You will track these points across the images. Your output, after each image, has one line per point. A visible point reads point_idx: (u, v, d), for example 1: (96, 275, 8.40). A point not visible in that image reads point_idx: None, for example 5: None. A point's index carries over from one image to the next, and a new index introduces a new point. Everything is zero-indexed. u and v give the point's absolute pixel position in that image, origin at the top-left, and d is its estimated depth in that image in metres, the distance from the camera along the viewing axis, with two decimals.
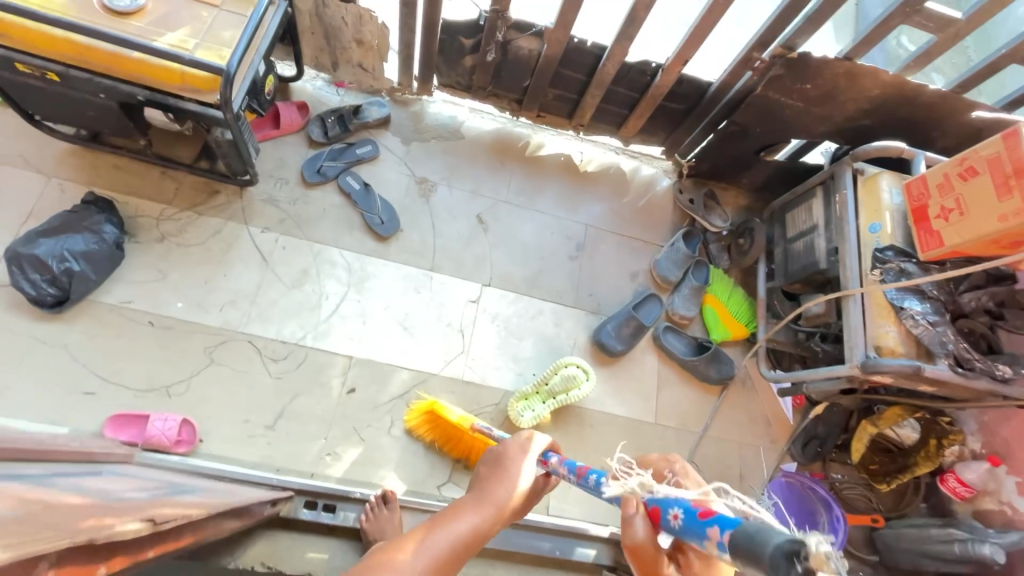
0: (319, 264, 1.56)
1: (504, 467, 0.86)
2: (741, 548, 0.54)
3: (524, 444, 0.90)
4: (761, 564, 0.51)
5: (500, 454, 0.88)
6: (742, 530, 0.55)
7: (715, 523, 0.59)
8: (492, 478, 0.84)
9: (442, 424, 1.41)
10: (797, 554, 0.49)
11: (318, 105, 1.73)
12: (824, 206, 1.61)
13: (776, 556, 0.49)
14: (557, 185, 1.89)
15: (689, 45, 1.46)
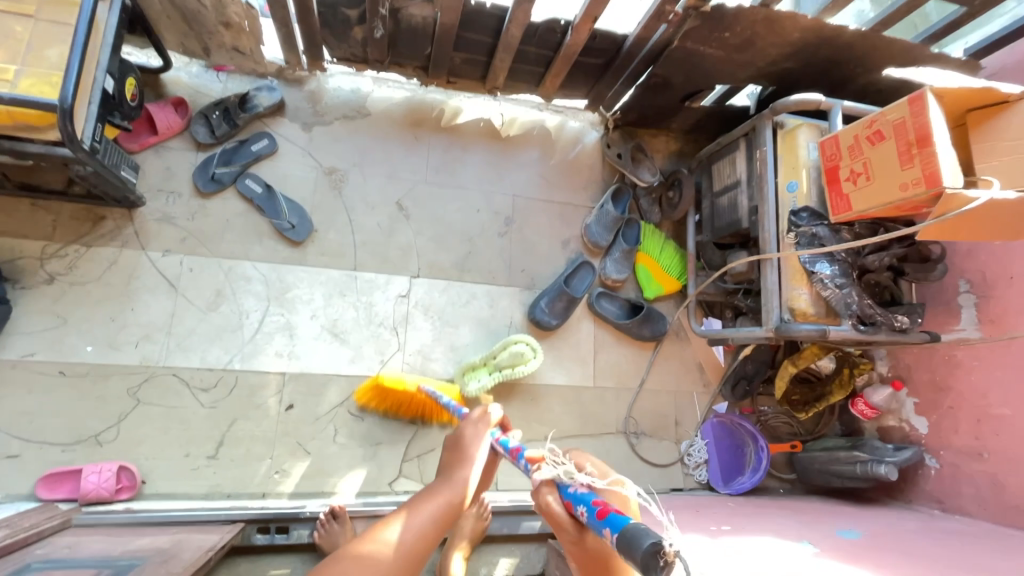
0: (232, 281, 1.50)
1: (465, 446, 0.91)
2: (623, 546, 0.58)
3: (477, 420, 0.95)
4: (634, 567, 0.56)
5: (456, 435, 0.92)
6: (626, 529, 0.59)
7: (609, 525, 0.63)
8: (457, 460, 0.89)
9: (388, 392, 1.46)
10: (656, 551, 0.54)
11: (199, 98, 1.56)
12: (746, 160, 1.58)
13: (641, 553, 0.55)
14: (478, 155, 1.78)
15: (596, 3, 1.32)
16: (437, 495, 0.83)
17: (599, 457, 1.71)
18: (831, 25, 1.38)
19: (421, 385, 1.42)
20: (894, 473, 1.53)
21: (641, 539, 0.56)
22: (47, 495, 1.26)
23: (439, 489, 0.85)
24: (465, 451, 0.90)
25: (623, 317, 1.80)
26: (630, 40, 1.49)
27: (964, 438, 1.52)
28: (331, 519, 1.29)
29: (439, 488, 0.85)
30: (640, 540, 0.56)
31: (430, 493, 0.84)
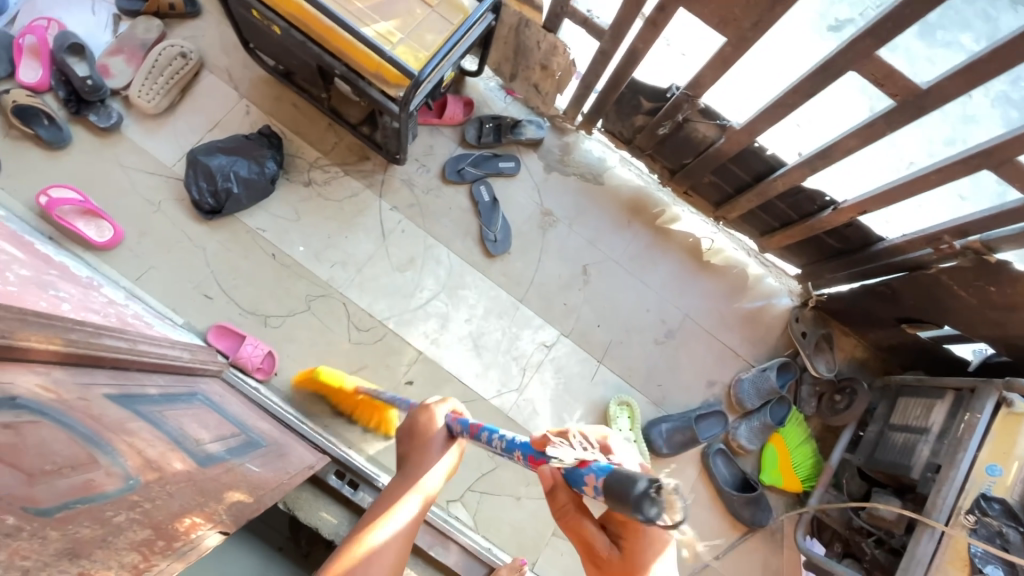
0: (426, 257, 1.66)
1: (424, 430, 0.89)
2: (613, 488, 0.60)
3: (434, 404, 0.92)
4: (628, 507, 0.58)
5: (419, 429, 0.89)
6: (612, 472, 0.62)
7: (592, 471, 0.66)
8: (414, 447, 0.88)
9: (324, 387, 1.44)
10: (649, 493, 0.57)
11: (482, 107, 1.80)
12: (946, 414, 1.44)
13: (632, 494, 0.57)
14: (673, 264, 1.82)
15: (875, 200, 1.32)
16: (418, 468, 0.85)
17: None
18: None
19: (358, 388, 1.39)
20: None
21: (630, 483, 0.58)
22: (213, 340, 1.46)
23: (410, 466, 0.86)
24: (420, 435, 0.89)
25: (729, 485, 1.69)
26: (884, 244, 1.46)
27: None
28: None
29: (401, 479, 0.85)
30: (629, 481, 0.59)
31: (399, 480, 0.85)
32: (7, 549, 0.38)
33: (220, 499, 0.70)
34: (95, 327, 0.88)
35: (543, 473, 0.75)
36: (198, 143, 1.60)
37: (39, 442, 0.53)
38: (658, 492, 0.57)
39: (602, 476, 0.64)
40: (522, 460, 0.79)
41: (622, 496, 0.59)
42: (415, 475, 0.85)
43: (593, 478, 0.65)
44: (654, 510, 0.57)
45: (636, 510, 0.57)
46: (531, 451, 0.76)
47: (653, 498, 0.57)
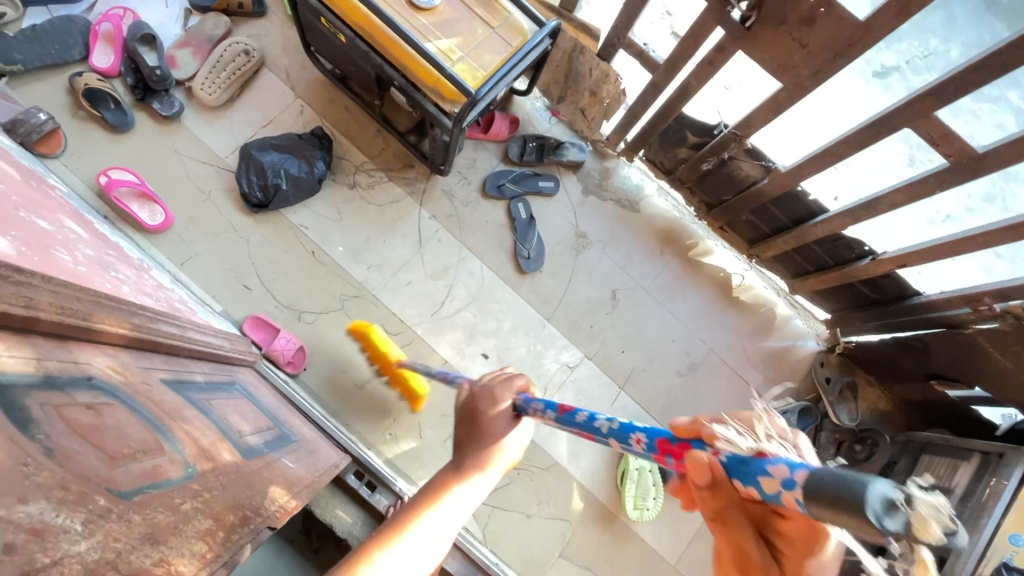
0: (459, 267, 1.69)
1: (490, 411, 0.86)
2: (818, 490, 0.42)
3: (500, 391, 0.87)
4: (842, 508, 0.40)
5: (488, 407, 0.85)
6: (817, 472, 0.43)
7: (783, 463, 0.47)
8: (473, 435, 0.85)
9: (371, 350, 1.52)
10: (893, 503, 0.38)
11: (527, 126, 1.84)
12: (971, 476, 1.42)
13: (869, 496, 0.38)
14: (701, 297, 1.82)
15: (915, 256, 1.32)
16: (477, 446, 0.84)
17: None
18: None
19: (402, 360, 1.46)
20: None
21: (859, 480, 0.39)
22: (247, 328, 1.49)
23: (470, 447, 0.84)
24: (483, 418, 0.85)
25: None
26: (921, 298, 1.46)
27: None
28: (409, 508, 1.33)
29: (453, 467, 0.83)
30: (859, 479, 0.39)
31: (451, 468, 0.83)
32: (101, 531, 0.42)
33: (264, 493, 0.72)
34: (152, 312, 0.91)
35: (693, 464, 0.54)
36: (252, 138, 1.65)
37: (115, 426, 0.55)
38: (915, 501, 0.38)
39: (797, 476, 0.45)
40: (641, 445, 0.65)
41: (839, 498, 0.40)
42: (470, 466, 0.82)
43: (783, 476, 0.46)
44: (890, 522, 0.38)
45: (874, 523, 0.38)
46: (667, 438, 0.61)
47: (896, 507, 0.38)
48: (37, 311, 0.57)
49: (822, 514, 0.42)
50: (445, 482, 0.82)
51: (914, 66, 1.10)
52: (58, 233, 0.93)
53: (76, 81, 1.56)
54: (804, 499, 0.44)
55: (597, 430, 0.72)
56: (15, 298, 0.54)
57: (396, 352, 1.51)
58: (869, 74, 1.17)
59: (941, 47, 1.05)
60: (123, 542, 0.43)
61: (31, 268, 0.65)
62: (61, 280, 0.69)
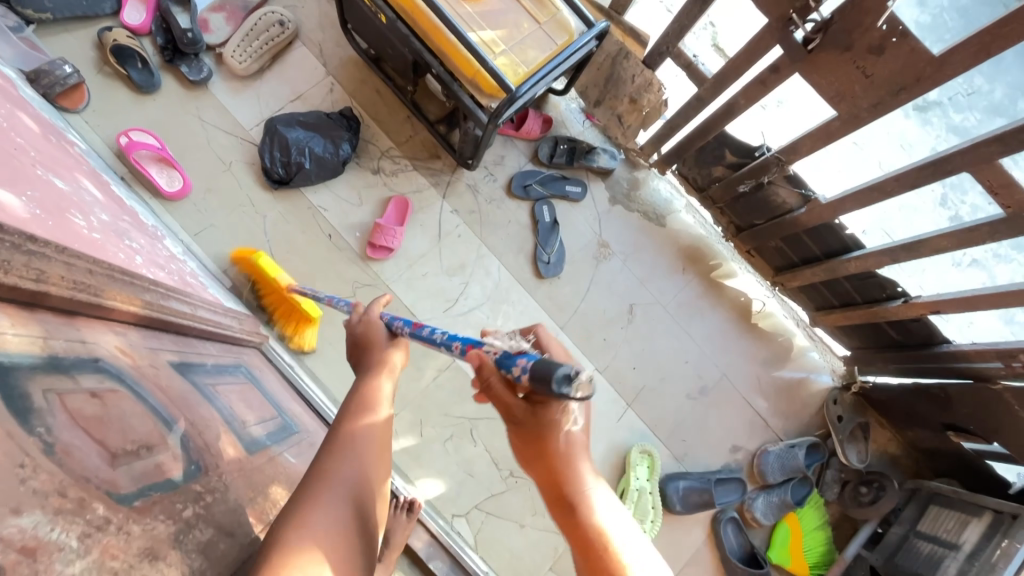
0: (476, 265, 1.65)
1: (369, 338, 0.80)
2: (535, 370, 0.57)
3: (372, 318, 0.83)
4: (543, 380, 0.55)
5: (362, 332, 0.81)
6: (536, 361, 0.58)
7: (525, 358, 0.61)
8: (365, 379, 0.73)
9: (258, 275, 1.42)
10: (570, 377, 0.55)
11: (559, 127, 1.79)
12: (981, 535, 1.39)
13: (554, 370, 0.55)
14: (719, 319, 1.78)
15: (952, 303, 1.27)
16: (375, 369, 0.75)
17: None
18: None
19: (290, 286, 1.37)
20: None
21: (553, 365, 0.55)
22: (389, 206, 1.62)
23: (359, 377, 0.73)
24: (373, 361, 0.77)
25: (736, 556, 1.64)
26: (949, 347, 1.41)
27: None
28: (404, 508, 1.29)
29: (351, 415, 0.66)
30: (553, 364, 0.55)
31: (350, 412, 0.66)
32: (98, 548, 0.38)
33: (266, 495, 0.68)
34: (164, 287, 0.88)
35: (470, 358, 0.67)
36: (279, 112, 1.61)
37: (119, 417, 0.51)
38: (576, 379, 0.55)
39: (530, 362, 0.59)
40: (458, 350, 0.72)
41: (542, 374, 0.56)
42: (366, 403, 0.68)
43: (521, 363, 0.60)
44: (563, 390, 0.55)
45: (555, 387, 0.55)
46: (470, 343, 0.71)
47: (570, 379, 0.55)
48: (48, 285, 0.53)
49: (536, 387, 0.57)
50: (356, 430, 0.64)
51: (958, 100, 1.09)
52: (74, 195, 0.89)
53: (105, 36, 1.51)
54: (527, 377, 0.58)
55: (435, 343, 0.75)
56: (26, 270, 0.50)
57: (285, 278, 1.41)
58: (909, 108, 1.14)
59: (986, 86, 1.06)
60: (121, 561, 0.39)
61: (46, 236, 0.61)
62: (76, 250, 0.65)
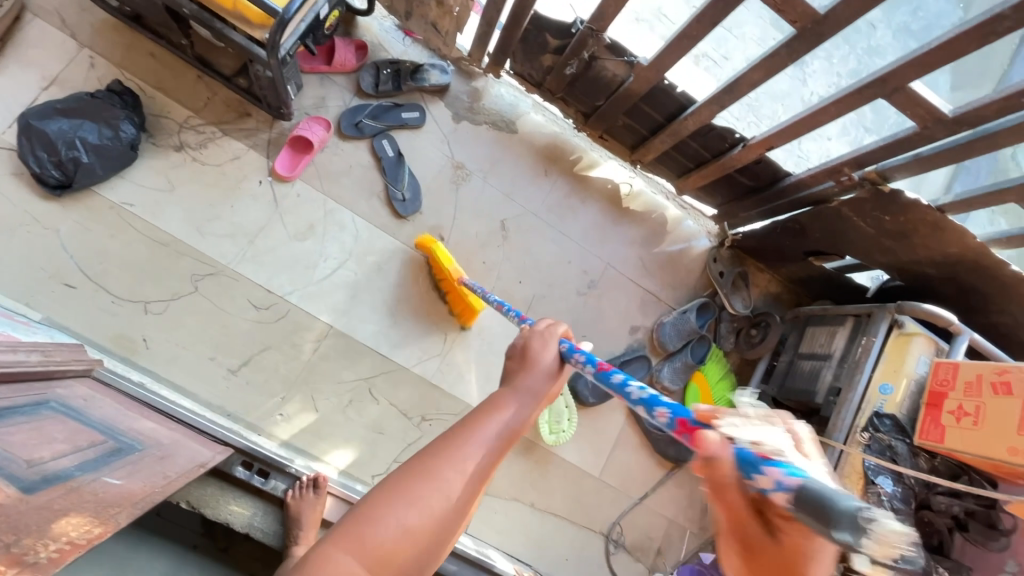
0: (327, 222, 1.53)
1: (529, 363, 0.60)
2: (801, 499, 0.36)
3: (546, 332, 0.63)
4: (818, 520, 0.35)
5: (516, 349, 0.62)
6: (810, 489, 0.36)
7: (777, 467, 0.38)
8: (519, 368, 0.60)
9: (436, 263, 1.52)
10: (864, 524, 0.34)
11: (378, 52, 1.64)
12: (846, 340, 1.53)
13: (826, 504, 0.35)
14: (592, 214, 1.79)
15: (779, 134, 1.31)
16: (500, 404, 0.56)
17: (572, 551, 1.62)
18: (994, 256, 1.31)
19: (463, 276, 1.44)
20: None
21: (837, 496, 0.35)
22: (310, 123, 1.52)
23: (487, 401, 0.57)
24: (523, 369, 0.60)
25: None
26: (791, 179, 1.48)
27: None
28: (310, 487, 1.27)
29: (474, 424, 0.55)
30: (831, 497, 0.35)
31: (462, 437, 0.53)
32: None
33: (45, 533, 0.60)
34: None
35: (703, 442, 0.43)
36: (32, 105, 1.35)
37: None
38: (881, 528, 0.34)
39: (790, 483, 0.37)
40: (663, 420, 0.50)
41: (817, 512, 0.35)
42: (488, 425, 0.54)
43: (772, 481, 0.38)
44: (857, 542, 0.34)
45: (836, 536, 0.35)
46: (683, 416, 0.47)
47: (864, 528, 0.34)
48: None
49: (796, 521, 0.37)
50: (445, 449, 0.52)
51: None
52: None
53: None
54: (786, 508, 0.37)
55: (646, 405, 0.54)
56: None
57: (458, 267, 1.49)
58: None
59: None
60: None
61: None
62: None
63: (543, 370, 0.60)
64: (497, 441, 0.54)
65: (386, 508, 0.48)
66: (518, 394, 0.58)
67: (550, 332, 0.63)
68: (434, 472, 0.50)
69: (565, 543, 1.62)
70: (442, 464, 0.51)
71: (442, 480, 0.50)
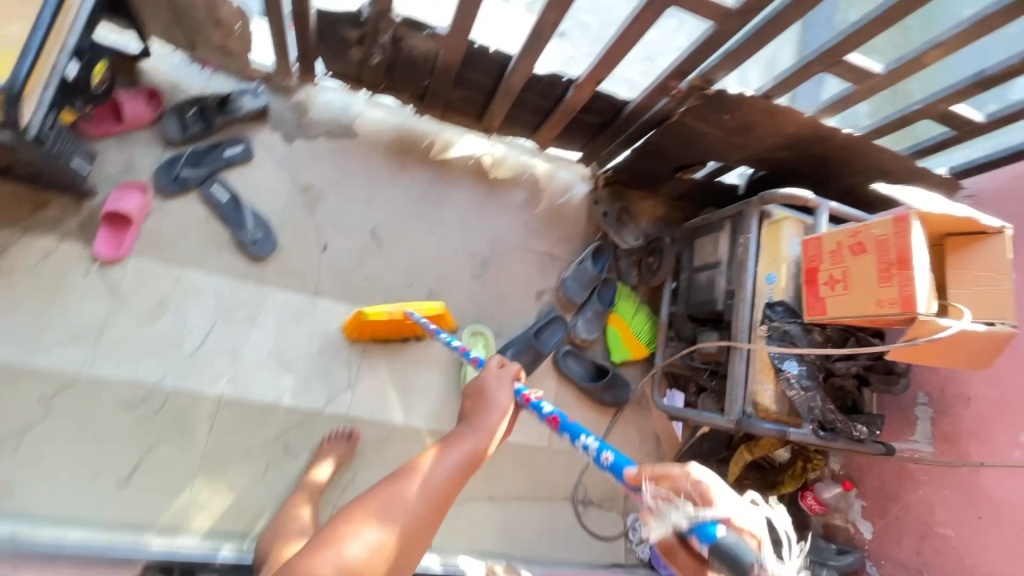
0: (179, 291, 1.40)
1: (486, 397, 0.93)
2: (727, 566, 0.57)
3: (498, 375, 0.97)
4: None
5: (478, 389, 0.95)
6: (723, 542, 0.58)
7: (696, 534, 0.60)
8: (480, 409, 0.92)
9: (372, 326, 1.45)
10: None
11: (176, 94, 1.49)
12: (728, 242, 1.58)
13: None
14: (462, 194, 1.73)
15: (600, 67, 1.30)
16: (460, 433, 0.87)
17: (543, 524, 1.63)
18: (826, 126, 1.36)
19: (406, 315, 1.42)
20: None
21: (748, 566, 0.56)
22: (126, 194, 1.37)
23: (453, 434, 0.87)
24: (480, 406, 0.92)
25: (586, 379, 1.77)
26: (632, 105, 1.49)
27: (907, 550, 1.50)
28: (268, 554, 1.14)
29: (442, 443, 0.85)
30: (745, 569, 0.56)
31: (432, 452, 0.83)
32: None
33: None
34: None
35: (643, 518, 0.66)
36: None
37: None
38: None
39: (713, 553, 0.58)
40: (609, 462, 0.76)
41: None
42: (452, 445, 0.85)
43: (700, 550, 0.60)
44: None
45: None
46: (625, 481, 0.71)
47: None
48: None
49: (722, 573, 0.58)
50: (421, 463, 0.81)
51: None
52: None
53: None
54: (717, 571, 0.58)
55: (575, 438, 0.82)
56: None
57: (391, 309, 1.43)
58: None
59: None
60: None
61: None
62: None
63: (495, 407, 0.92)
64: (455, 461, 0.83)
65: (381, 500, 0.76)
66: (475, 426, 0.89)
67: (503, 374, 0.98)
68: (410, 476, 0.79)
69: (535, 520, 1.62)
70: (417, 471, 0.80)
71: (416, 482, 0.79)
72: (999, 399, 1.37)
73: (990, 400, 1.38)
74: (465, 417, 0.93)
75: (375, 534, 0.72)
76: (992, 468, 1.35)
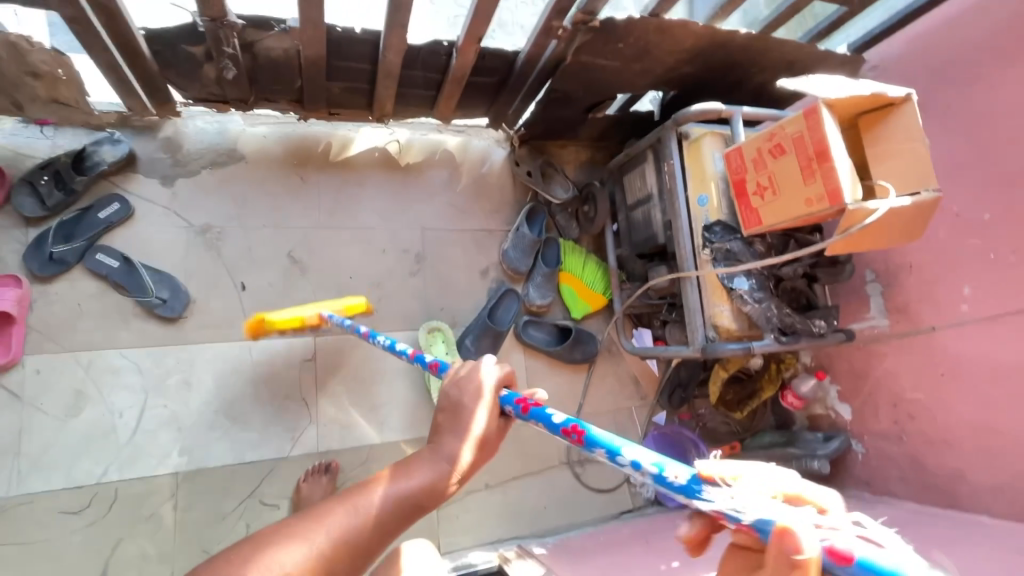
0: (96, 377, 1.29)
1: (466, 410, 0.71)
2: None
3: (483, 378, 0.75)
4: None
5: (457, 401, 0.72)
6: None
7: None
8: (455, 424, 0.70)
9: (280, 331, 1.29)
10: None
11: (22, 164, 1.32)
12: (655, 173, 1.54)
13: None
14: (376, 191, 1.62)
15: (475, 23, 1.20)
16: (424, 458, 0.66)
17: (545, 495, 1.63)
18: (722, 32, 1.31)
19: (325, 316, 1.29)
20: (826, 467, 1.59)
21: None
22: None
23: (417, 458, 0.66)
24: (458, 418, 0.70)
25: (552, 344, 1.74)
26: (522, 57, 1.38)
27: (884, 422, 1.55)
28: None
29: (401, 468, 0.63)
30: None
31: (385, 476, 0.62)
32: None
33: None
34: None
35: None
36: None
37: None
38: None
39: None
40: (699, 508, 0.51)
41: None
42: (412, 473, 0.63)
43: None
44: None
45: None
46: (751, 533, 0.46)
47: None
48: None
49: None
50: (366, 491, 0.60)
51: None
52: None
53: None
54: None
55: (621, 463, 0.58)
56: None
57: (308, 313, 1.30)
58: None
59: None
60: None
61: None
62: None
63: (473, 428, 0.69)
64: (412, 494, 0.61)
65: (294, 536, 0.53)
66: (446, 447, 0.67)
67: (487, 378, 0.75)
68: (348, 510, 0.57)
69: (536, 495, 1.62)
70: (357, 504, 0.58)
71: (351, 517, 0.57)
72: (940, 260, 1.40)
73: (932, 263, 1.42)
74: (434, 432, 0.71)
75: (298, 556, 0.52)
76: (946, 328, 1.39)
